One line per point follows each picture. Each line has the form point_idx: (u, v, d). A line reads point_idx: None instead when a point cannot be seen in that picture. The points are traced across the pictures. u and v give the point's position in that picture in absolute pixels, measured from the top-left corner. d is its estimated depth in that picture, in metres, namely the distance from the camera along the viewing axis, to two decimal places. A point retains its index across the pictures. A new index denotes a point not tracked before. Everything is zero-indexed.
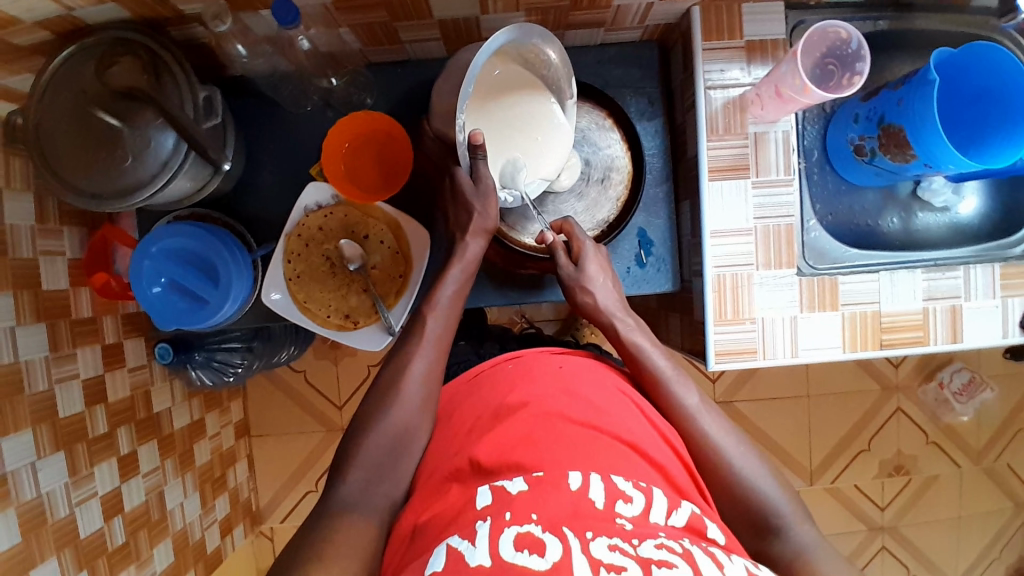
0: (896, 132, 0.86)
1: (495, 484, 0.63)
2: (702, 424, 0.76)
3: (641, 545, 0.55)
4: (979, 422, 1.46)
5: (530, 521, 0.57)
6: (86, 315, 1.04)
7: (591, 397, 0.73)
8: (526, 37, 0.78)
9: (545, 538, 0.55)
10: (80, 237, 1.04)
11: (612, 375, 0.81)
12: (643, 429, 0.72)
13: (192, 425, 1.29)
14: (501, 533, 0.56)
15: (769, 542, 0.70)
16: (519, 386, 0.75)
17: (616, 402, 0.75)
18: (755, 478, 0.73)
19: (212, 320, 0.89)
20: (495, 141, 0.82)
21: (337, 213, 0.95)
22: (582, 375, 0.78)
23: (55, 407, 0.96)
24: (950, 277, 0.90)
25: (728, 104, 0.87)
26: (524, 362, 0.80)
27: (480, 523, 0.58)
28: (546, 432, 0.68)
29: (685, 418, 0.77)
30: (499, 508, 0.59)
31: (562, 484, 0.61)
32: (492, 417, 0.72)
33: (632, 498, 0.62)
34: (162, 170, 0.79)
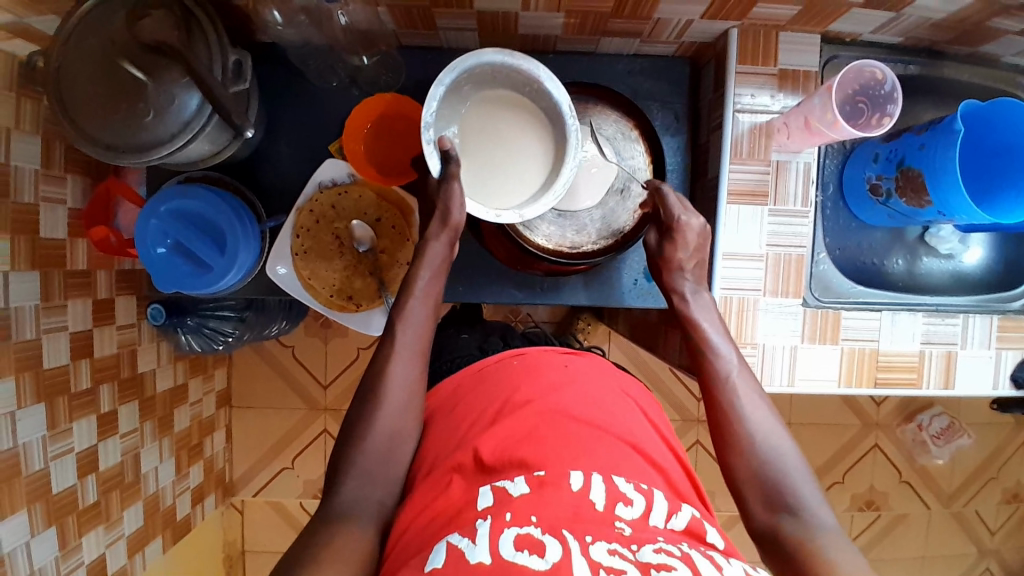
0: (914, 176, 0.88)
1: (496, 485, 0.63)
2: (732, 391, 0.70)
3: (640, 550, 0.56)
4: (952, 467, 1.48)
5: (529, 523, 0.57)
6: (80, 267, 1.02)
7: (591, 395, 0.75)
8: (506, 62, 0.76)
9: (544, 539, 0.55)
10: (83, 186, 1.01)
11: (620, 374, 0.83)
12: (645, 431, 0.74)
13: (175, 389, 1.28)
14: (501, 532, 0.56)
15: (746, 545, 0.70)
16: (526, 381, 0.75)
17: (623, 404, 0.77)
18: (773, 450, 0.66)
19: (213, 287, 0.88)
20: (475, 158, 0.78)
21: (352, 193, 0.93)
22: (587, 375, 0.79)
23: (39, 357, 0.94)
24: (948, 323, 0.91)
25: (755, 129, 0.87)
26: (530, 359, 0.80)
27: (479, 522, 0.58)
28: (549, 430, 0.68)
29: (717, 385, 0.71)
30: (499, 508, 0.60)
31: (563, 485, 0.61)
32: (495, 413, 0.72)
33: (632, 501, 0.62)
34: (182, 130, 0.77)
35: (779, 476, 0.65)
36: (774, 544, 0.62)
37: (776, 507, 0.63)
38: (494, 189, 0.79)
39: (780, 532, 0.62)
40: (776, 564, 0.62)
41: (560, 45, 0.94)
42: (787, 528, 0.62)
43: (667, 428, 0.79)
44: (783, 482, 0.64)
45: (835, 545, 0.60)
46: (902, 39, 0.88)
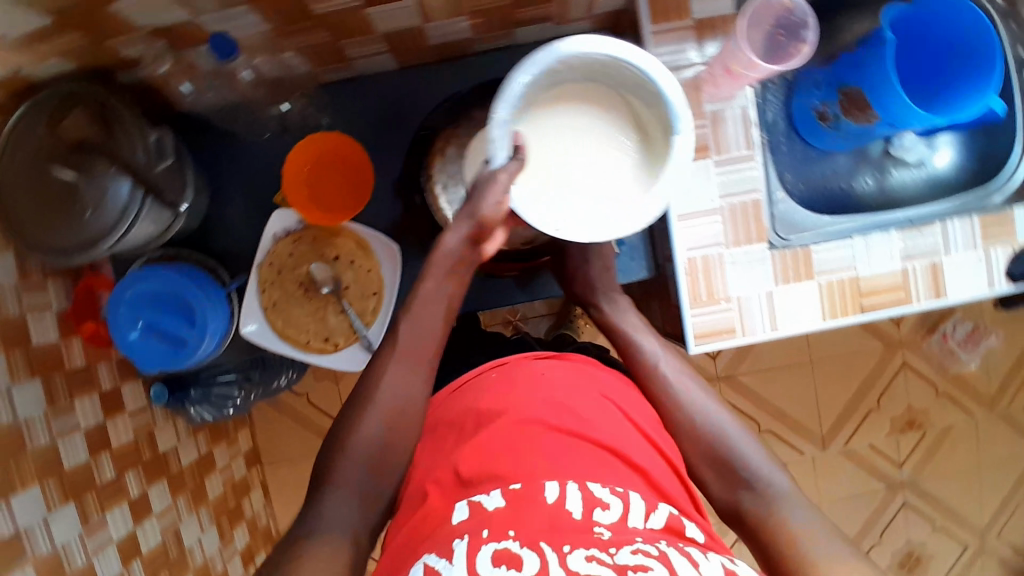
0: (856, 95, 0.85)
1: (473, 499, 0.64)
2: (673, 384, 0.79)
3: (618, 552, 0.56)
4: (988, 370, 1.42)
5: (507, 537, 0.58)
6: (79, 364, 1.06)
7: (564, 399, 0.74)
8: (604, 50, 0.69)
9: (523, 552, 0.56)
10: (65, 287, 1.07)
11: (603, 374, 0.80)
12: (625, 433, 0.73)
13: (201, 460, 1.31)
14: (479, 550, 0.57)
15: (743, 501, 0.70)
16: (501, 394, 0.75)
17: (598, 409, 0.74)
18: (720, 431, 0.75)
19: (194, 358, 0.89)
20: (534, 180, 0.75)
21: (305, 237, 0.95)
22: (564, 378, 0.77)
23: (59, 460, 0.97)
24: (927, 234, 0.87)
25: (683, 85, 0.86)
26: (508, 368, 0.79)
27: (457, 541, 0.59)
28: (522, 442, 0.68)
29: (658, 382, 0.80)
30: (477, 525, 0.60)
31: (539, 498, 0.62)
32: (472, 429, 0.72)
33: (609, 505, 0.63)
34: (120, 218, 0.77)
35: (730, 452, 0.73)
36: (738, 518, 0.69)
37: (733, 482, 0.71)
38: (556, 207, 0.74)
39: (741, 508, 0.69)
40: (744, 535, 0.69)
41: (476, 46, 0.93)
42: (747, 503, 0.69)
43: (656, 431, 0.76)
44: (735, 458, 0.72)
45: (791, 507, 0.67)
46: None
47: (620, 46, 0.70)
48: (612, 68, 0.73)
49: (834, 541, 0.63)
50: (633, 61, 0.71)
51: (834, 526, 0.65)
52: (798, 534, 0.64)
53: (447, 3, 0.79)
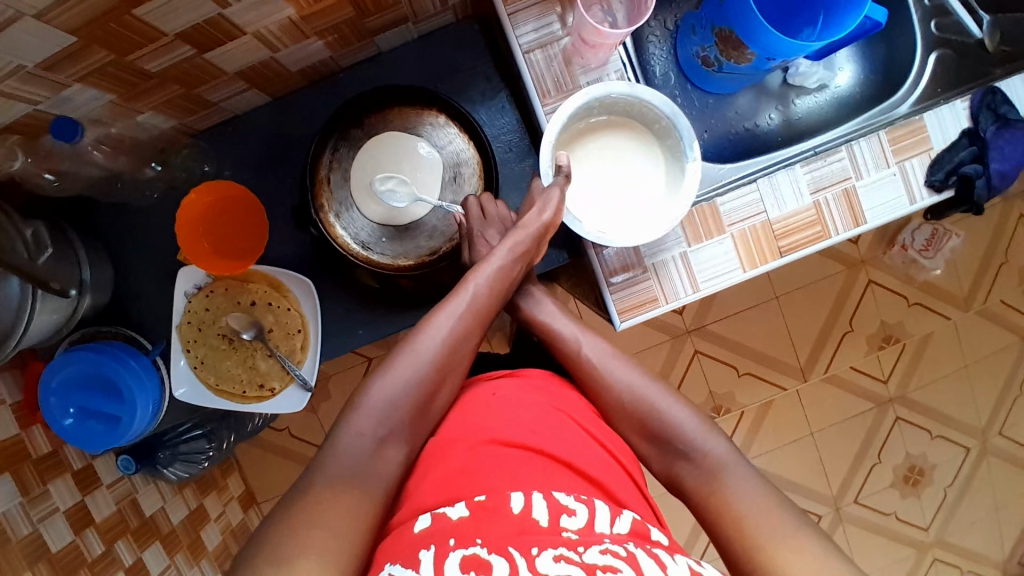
0: (727, 35, 0.81)
1: (437, 511, 0.59)
2: (605, 368, 0.77)
3: (586, 551, 0.53)
4: (957, 270, 1.38)
5: (474, 543, 0.53)
6: (47, 450, 1.06)
7: (516, 415, 0.68)
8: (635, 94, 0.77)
9: (492, 559, 0.52)
10: (15, 380, 1.07)
11: (558, 388, 0.75)
12: (582, 444, 0.68)
13: (191, 514, 1.33)
14: (445, 557, 0.52)
15: (683, 469, 0.69)
16: (453, 424, 0.70)
17: (551, 424, 0.69)
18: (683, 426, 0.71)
19: (130, 434, 0.89)
20: (599, 196, 0.81)
21: (218, 289, 0.94)
22: (517, 395, 0.71)
23: (45, 543, 0.99)
24: (832, 162, 0.84)
25: (552, 61, 0.83)
26: (458, 398, 0.74)
27: (423, 551, 0.54)
28: (479, 460, 0.63)
29: (591, 369, 0.77)
30: (441, 535, 0.55)
31: (504, 508, 0.57)
32: (423, 461, 0.67)
33: (576, 511, 0.58)
34: (17, 318, 0.77)
35: (667, 426, 0.72)
36: (684, 496, 0.69)
37: (685, 464, 0.69)
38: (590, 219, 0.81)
39: (690, 488, 0.68)
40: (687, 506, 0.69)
41: (341, 62, 0.91)
42: (693, 478, 0.68)
43: (603, 432, 0.72)
44: (672, 432, 0.71)
45: (742, 481, 0.65)
46: None
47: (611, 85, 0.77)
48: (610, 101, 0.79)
49: (773, 504, 0.62)
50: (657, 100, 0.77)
51: (772, 488, 0.64)
52: (733, 504, 0.63)
53: (287, 30, 0.77)
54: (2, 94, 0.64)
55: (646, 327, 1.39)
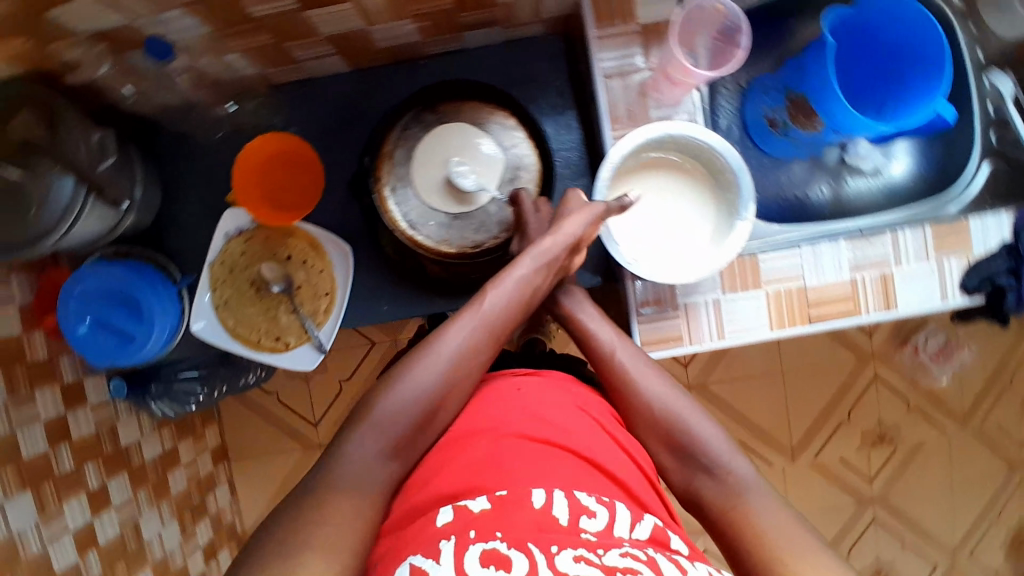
0: (800, 101, 0.88)
1: (458, 503, 0.60)
2: (629, 372, 0.76)
3: (607, 553, 0.54)
4: (961, 385, 1.41)
5: (495, 538, 0.55)
6: (41, 356, 1.07)
7: (544, 411, 0.70)
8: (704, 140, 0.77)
9: (512, 554, 0.53)
10: (30, 282, 1.07)
11: (579, 389, 0.77)
12: (604, 446, 0.69)
13: (165, 454, 1.32)
14: (466, 549, 0.54)
15: (706, 485, 0.69)
16: (478, 412, 0.70)
17: (576, 424, 0.70)
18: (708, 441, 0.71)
19: (141, 356, 0.89)
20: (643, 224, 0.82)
21: (258, 236, 0.95)
22: (544, 394, 0.73)
23: (17, 448, 0.99)
24: (875, 245, 0.86)
25: (630, 91, 0.85)
26: (489, 386, 0.76)
27: (442, 541, 0.55)
28: (503, 453, 0.64)
29: (613, 371, 0.77)
30: (461, 526, 0.56)
31: (526, 502, 0.58)
32: (446, 444, 0.68)
33: (595, 512, 0.59)
34: (64, 217, 0.77)
35: (688, 438, 0.71)
36: (704, 512, 0.68)
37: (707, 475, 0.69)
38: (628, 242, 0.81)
39: (710, 503, 0.68)
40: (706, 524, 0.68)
41: (427, 49, 0.93)
42: (714, 494, 0.68)
43: (626, 436, 0.73)
44: (695, 445, 0.71)
45: (766, 504, 0.65)
46: None
47: (685, 127, 0.77)
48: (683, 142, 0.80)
49: (797, 531, 0.62)
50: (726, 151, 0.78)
51: (793, 513, 0.64)
52: (762, 530, 0.62)
53: (387, 5, 0.79)
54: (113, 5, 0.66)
55: None
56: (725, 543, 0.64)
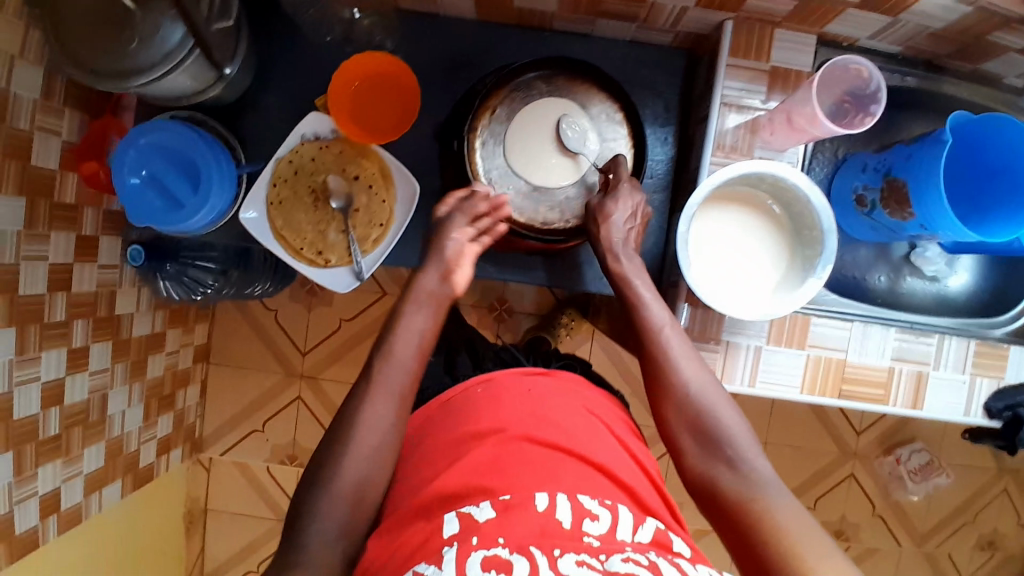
0: (898, 186, 0.86)
1: (462, 510, 0.60)
2: (666, 344, 0.75)
3: (607, 559, 0.54)
4: (929, 506, 1.43)
5: (496, 545, 0.55)
6: (68, 201, 1.03)
7: (552, 415, 0.71)
8: (805, 189, 0.77)
9: (513, 559, 0.53)
10: (80, 122, 1.03)
11: (590, 395, 0.78)
12: (615, 455, 0.69)
13: (151, 336, 1.29)
14: (467, 556, 0.54)
15: (723, 479, 0.67)
16: (487, 412, 0.71)
17: (586, 426, 0.71)
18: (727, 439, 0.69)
19: (184, 225, 0.87)
20: (719, 253, 0.81)
21: (333, 148, 0.94)
22: (554, 399, 0.73)
23: (15, 283, 0.93)
24: (921, 342, 0.88)
25: (741, 126, 0.86)
26: (495, 385, 0.75)
27: (445, 549, 0.56)
28: (511, 456, 0.64)
29: (651, 338, 0.76)
30: (465, 534, 0.57)
31: (529, 506, 0.59)
32: (454, 441, 0.68)
33: (599, 515, 0.59)
34: (162, 61, 0.76)
35: (716, 425, 0.70)
36: (716, 505, 0.67)
37: (721, 470, 0.68)
38: (701, 268, 0.80)
39: (723, 498, 0.66)
40: (717, 517, 0.67)
41: (555, 22, 0.93)
42: (729, 486, 0.67)
43: (639, 449, 0.75)
44: (722, 434, 0.70)
45: (782, 501, 0.64)
46: (900, 48, 0.87)
47: (790, 172, 0.77)
48: (780, 184, 0.79)
49: (815, 531, 0.62)
50: (822, 207, 0.77)
51: (809, 517, 0.63)
52: (781, 534, 0.61)
53: None
54: None
55: None
56: (738, 546, 0.63)
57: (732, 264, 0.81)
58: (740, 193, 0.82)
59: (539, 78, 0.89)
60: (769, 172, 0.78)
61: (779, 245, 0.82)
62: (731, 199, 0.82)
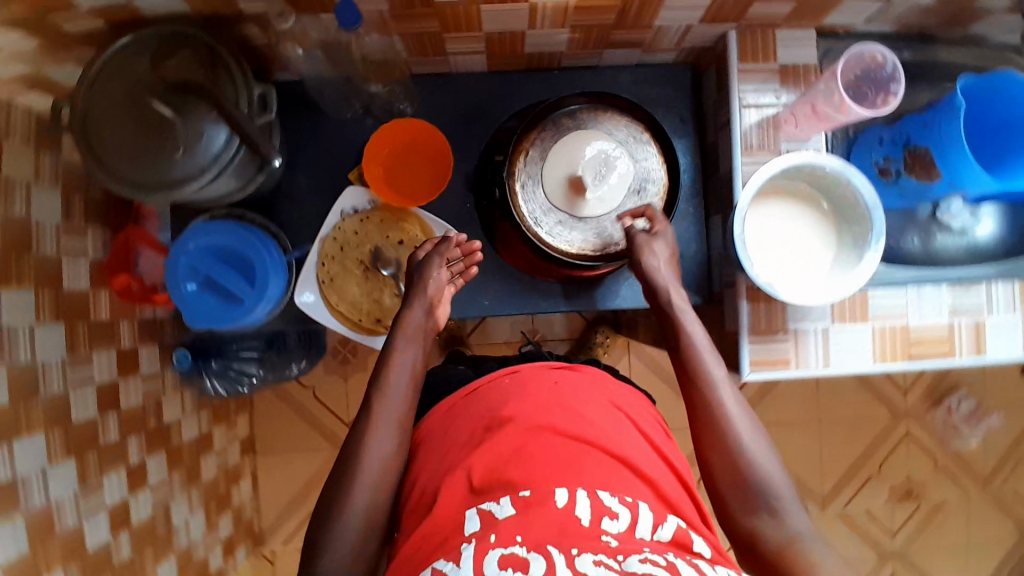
0: (920, 154, 0.89)
1: (483, 507, 0.63)
2: (718, 391, 0.74)
3: (625, 560, 0.56)
4: (986, 449, 1.47)
5: (514, 542, 0.57)
6: (103, 318, 0.99)
7: (583, 409, 0.72)
8: (843, 172, 0.80)
9: (530, 557, 0.56)
10: (103, 239, 1.00)
11: (616, 388, 0.80)
12: (636, 443, 0.71)
13: (200, 438, 1.26)
14: (486, 553, 0.57)
15: (762, 520, 0.69)
16: (513, 399, 0.73)
17: (608, 418, 0.73)
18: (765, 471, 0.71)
19: (245, 320, 0.87)
20: (771, 245, 0.84)
21: (373, 217, 0.95)
22: (580, 392, 0.75)
23: (67, 411, 0.89)
24: (971, 293, 0.92)
25: (763, 122, 0.90)
26: (522, 377, 0.77)
27: (465, 545, 0.59)
28: (537, 449, 0.66)
29: (698, 378, 0.76)
30: (484, 530, 0.60)
31: (550, 504, 0.61)
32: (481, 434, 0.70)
33: (618, 514, 0.61)
34: (210, 166, 0.77)
35: (761, 481, 0.70)
36: (756, 551, 0.70)
37: (759, 508, 0.70)
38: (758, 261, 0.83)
39: (761, 538, 0.69)
40: (761, 568, 0.69)
41: (563, 60, 0.96)
42: (769, 532, 0.69)
43: (665, 445, 0.76)
44: (766, 488, 0.70)
45: (826, 558, 0.67)
46: (894, 26, 0.92)
47: (826, 160, 0.80)
48: (817, 172, 0.82)
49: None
50: (862, 187, 0.80)
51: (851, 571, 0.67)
52: None
53: (556, 9, 0.81)
54: None
55: None
56: None
57: (785, 253, 0.84)
58: (781, 185, 0.86)
59: (566, 114, 0.90)
60: (807, 163, 0.81)
61: (828, 228, 0.85)
62: (773, 193, 0.85)
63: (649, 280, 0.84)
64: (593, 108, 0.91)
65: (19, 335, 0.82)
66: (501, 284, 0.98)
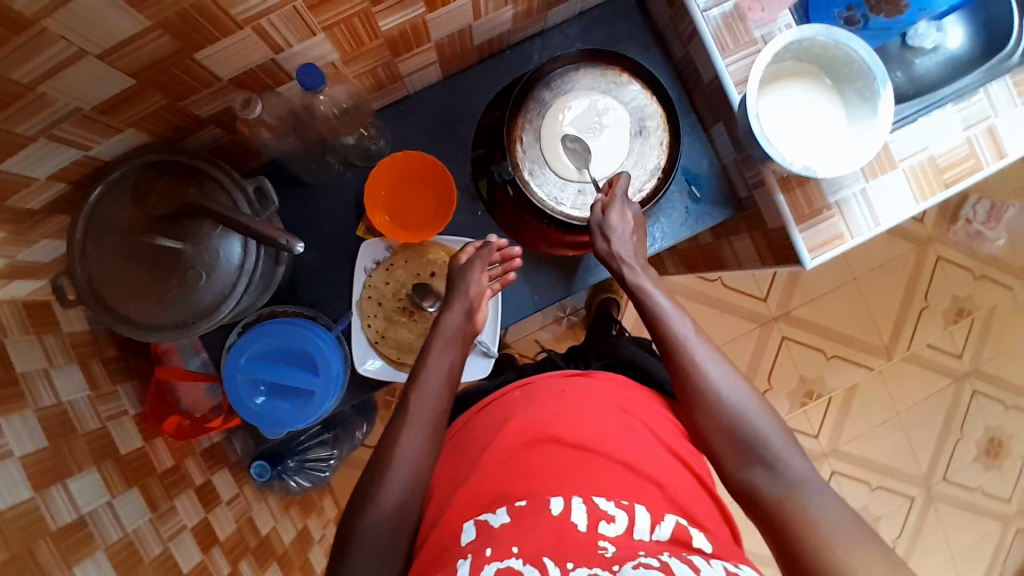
0: None
1: (481, 519, 0.63)
2: (690, 351, 0.76)
3: (620, 569, 0.55)
4: (1014, 242, 1.51)
5: (510, 555, 0.56)
6: (168, 465, 0.94)
7: (587, 412, 0.74)
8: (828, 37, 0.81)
9: (525, 569, 0.55)
10: (134, 390, 0.94)
11: (630, 395, 0.78)
12: (638, 438, 0.72)
13: (299, 534, 1.22)
14: (481, 569, 0.56)
15: (760, 476, 0.69)
16: (517, 415, 0.75)
17: (610, 414, 0.74)
18: (751, 426, 0.71)
19: (320, 413, 0.85)
20: (789, 130, 0.85)
21: (397, 261, 0.93)
22: (583, 397, 0.76)
23: (176, 565, 0.85)
24: (974, 102, 0.90)
25: (727, 17, 0.86)
26: (532, 387, 0.79)
27: (462, 561, 0.59)
28: (540, 461, 0.68)
29: (676, 347, 0.77)
30: (482, 543, 0.60)
31: (543, 512, 0.61)
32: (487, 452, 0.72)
33: (615, 517, 0.62)
34: (240, 276, 0.74)
35: (749, 430, 0.71)
36: (754, 503, 0.69)
37: (756, 462, 0.70)
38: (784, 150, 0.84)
39: (760, 492, 0.69)
40: (762, 523, 0.69)
41: (511, 39, 0.94)
42: (767, 484, 0.69)
43: (678, 442, 0.76)
44: (756, 440, 0.70)
45: (821, 502, 0.66)
46: None
47: (810, 30, 0.80)
48: (804, 45, 0.83)
49: (863, 546, 0.61)
50: (853, 43, 0.81)
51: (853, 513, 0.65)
52: (818, 529, 0.63)
53: None
54: (259, 32, 0.64)
55: (733, 317, 1.46)
56: (775, 540, 0.66)
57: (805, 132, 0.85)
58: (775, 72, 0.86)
59: (543, 87, 0.89)
60: (794, 40, 0.81)
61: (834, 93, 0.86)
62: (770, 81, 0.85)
63: (611, 263, 0.83)
64: (567, 69, 0.89)
65: (101, 515, 0.77)
66: (540, 271, 0.97)
